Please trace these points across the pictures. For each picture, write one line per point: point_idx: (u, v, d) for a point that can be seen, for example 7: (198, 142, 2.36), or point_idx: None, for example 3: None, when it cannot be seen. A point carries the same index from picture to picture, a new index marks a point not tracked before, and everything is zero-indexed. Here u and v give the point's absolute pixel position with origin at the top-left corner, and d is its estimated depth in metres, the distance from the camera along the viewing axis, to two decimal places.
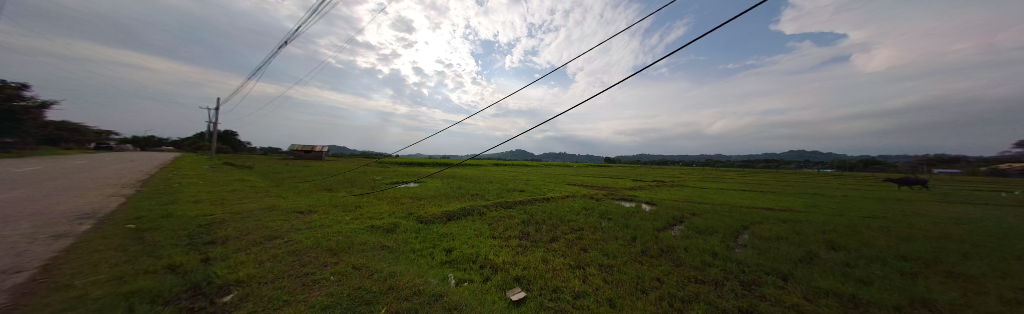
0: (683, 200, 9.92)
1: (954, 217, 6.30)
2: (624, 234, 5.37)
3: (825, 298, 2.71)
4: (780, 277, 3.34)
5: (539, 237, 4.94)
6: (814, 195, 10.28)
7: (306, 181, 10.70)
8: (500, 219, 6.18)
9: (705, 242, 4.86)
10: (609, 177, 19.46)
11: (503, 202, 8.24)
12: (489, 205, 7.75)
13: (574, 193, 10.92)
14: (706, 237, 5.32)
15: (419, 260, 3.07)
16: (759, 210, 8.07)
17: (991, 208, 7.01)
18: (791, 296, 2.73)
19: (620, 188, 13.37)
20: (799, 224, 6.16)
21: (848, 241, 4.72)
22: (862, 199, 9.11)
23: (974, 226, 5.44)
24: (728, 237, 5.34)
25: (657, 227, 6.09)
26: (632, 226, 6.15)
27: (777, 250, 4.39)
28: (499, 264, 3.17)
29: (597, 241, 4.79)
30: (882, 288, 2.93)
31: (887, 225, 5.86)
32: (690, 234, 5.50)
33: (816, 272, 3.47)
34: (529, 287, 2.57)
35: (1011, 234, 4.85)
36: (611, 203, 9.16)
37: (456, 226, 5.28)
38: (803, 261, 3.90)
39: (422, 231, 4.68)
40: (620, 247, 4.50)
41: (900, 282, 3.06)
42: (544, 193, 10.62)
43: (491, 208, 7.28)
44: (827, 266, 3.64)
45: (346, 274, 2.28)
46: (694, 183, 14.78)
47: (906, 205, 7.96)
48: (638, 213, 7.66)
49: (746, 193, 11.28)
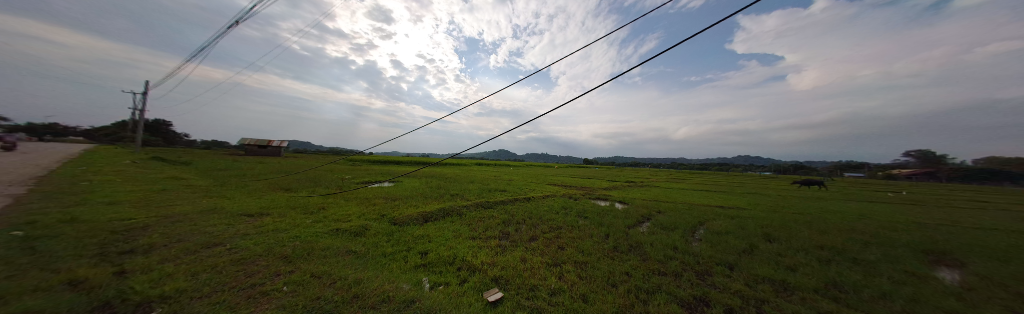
0: (651, 199, 10.79)
1: (852, 213, 7.77)
2: (598, 232, 5.70)
3: (759, 283, 3.17)
4: (726, 267, 3.82)
5: (517, 236, 5.02)
6: (755, 194, 11.88)
7: (261, 180, 9.54)
8: (479, 219, 6.15)
9: (667, 237, 5.35)
10: (587, 177, 20.37)
11: (483, 202, 8.20)
12: (468, 205, 7.64)
13: (552, 193, 11.29)
14: (669, 233, 5.85)
15: (390, 265, 2.92)
16: (713, 207, 9.10)
17: (877, 205, 8.78)
18: (734, 283, 3.14)
19: (596, 188, 14.10)
20: (742, 220, 7.08)
21: (778, 234, 5.55)
22: (790, 198, 10.76)
23: (866, 220, 6.76)
24: (687, 232, 5.94)
25: (628, 225, 6.56)
26: (605, 223, 6.53)
27: (725, 243, 4.99)
28: (476, 266, 3.16)
29: (572, 239, 5.00)
30: (800, 273, 3.51)
31: (807, 220, 7.00)
32: (656, 230, 6.01)
33: (753, 261, 4.03)
34: (505, 287, 2.60)
35: (888, 226, 6.13)
36: (587, 202, 9.65)
37: (431, 227, 5.14)
38: (744, 252, 4.50)
39: (395, 233, 4.47)
40: (593, 244, 4.76)
41: (812, 268, 3.69)
42: (524, 193, 10.78)
43: (470, 209, 7.22)
44: (762, 256, 4.25)
45: (303, 284, 2.09)
46: (659, 183, 16.22)
47: (820, 203, 9.62)
48: (611, 211, 8.18)
49: (702, 192, 12.64)
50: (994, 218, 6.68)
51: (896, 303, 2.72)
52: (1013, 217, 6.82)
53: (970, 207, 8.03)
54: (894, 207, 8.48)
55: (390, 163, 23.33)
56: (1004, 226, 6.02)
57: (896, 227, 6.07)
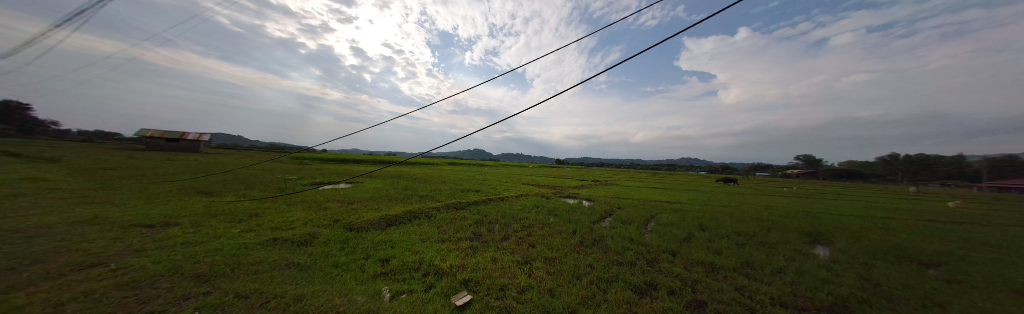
0: (613, 196, 11.87)
1: (759, 205, 9.74)
2: (567, 228, 6.05)
3: (693, 266, 3.77)
4: (670, 253, 4.43)
5: (489, 236, 5.00)
6: (694, 190, 14.00)
7: (168, 181, 7.64)
8: (450, 221, 5.95)
9: (625, 231, 5.97)
10: (557, 176, 21.37)
11: (454, 203, 7.95)
12: (438, 206, 7.32)
13: (525, 192, 11.55)
14: (627, 226, 6.53)
15: (344, 276, 2.62)
16: (662, 202, 10.43)
17: (775, 198, 11.15)
18: (676, 267, 3.68)
19: (566, 186, 14.90)
20: (683, 212, 8.29)
21: (708, 224, 6.65)
22: (718, 193, 12.97)
23: (768, 210, 8.54)
24: (641, 225, 6.70)
25: (593, 220, 7.11)
26: (573, 220, 6.97)
27: (670, 233, 5.79)
28: (444, 270, 3.06)
29: (543, 236, 5.21)
30: (723, 255, 4.28)
31: (729, 211, 8.54)
32: (616, 225, 6.64)
33: (690, 247, 4.76)
34: (475, 289, 2.58)
35: (781, 215, 7.85)
36: (558, 200, 10.14)
37: (395, 232, 4.77)
38: (683, 240, 5.29)
39: (352, 240, 4.03)
40: (562, 240, 5.03)
41: (731, 250, 4.54)
42: (498, 193, 10.77)
43: (440, 210, 6.92)
44: (697, 242, 5.05)
45: (226, 307, 1.74)
46: (620, 182, 17.92)
47: (739, 197, 11.79)
48: (579, 208, 8.75)
49: (654, 189, 14.36)
50: (843, 207, 9.06)
51: (783, 275, 3.51)
52: (854, 205, 9.35)
53: (831, 199, 10.76)
54: (785, 199, 10.89)
55: (349, 162, 20.94)
56: (848, 213, 8.22)
57: (786, 215, 7.81)
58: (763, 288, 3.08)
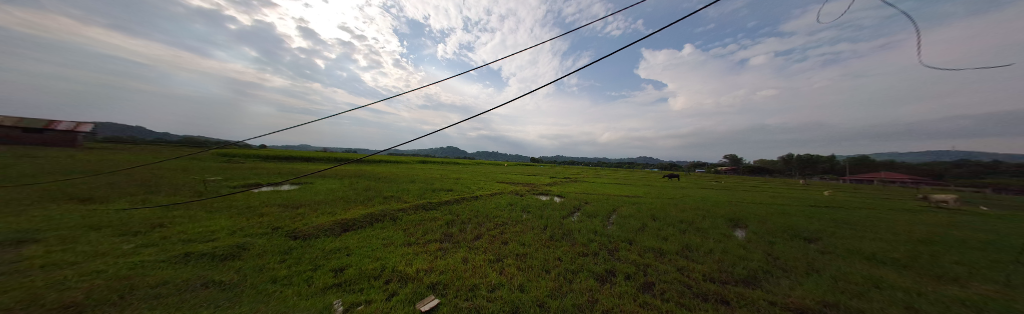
0: (582, 192, 12.64)
1: (698, 197, 11.43)
2: (539, 224, 6.24)
3: (647, 252, 4.25)
4: (628, 242, 4.91)
5: (461, 237, 4.84)
6: (649, 185, 15.77)
7: (14, 185, 5.62)
8: (417, 223, 5.57)
9: (592, 224, 6.41)
10: (531, 174, 21.86)
11: (423, 204, 7.48)
12: (405, 208, 6.79)
13: (499, 190, 11.53)
14: (593, 219, 7.03)
15: (284, 292, 2.23)
16: (623, 196, 11.49)
17: (710, 191, 13.24)
18: (632, 254, 4.09)
19: (539, 184, 15.35)
20: (640, 205, 9.26)
21: (659, 214, 7.56)
22: (667, 187, 14.85)
23: (704, 201, 10.09)
24: (604, 218, 7.27)
25: (563, 216, 7.48)
26: (545, 216, 7.21)
27: (629, 224, 6.41)
28: (409, 275, 2.85)
29: (516, 234, 5.27)
30: (669, 241, 4.92)
31: (675, 202, 9.84)
32: (584, 219, 7.11)
33: (644, 235, 5.35)
34: (443, 292, 2.46)
35: (714, 205, 9.33)
36: (531, 197, 10.37)
37: (352, 238, 4.27)
38: (639, 229, 5.92)
39: (297, 250, 3.49)
40: (534, 236, 5.15)
41: (676, 237, 5.23)
42: (471, 192, 10.51)
43: (407, 211, 6.45)
44: (650, 231, 5.70)
45: None
46: (588, 179, 19.19)
47: (683, 190, 13.69)
48: (550, 204, 9.12)
49: (616, 185, 15.73)
50: (756, 197, 11.19)
51: (713, 254, 4.19)
52: (763, 196, 11.61)
53: (748, 191, 13.21)
54: (717, 191, 13.02)
55: (295, 160, 18.11)
56: (759, 201, 10.17)
57: (718, 205, 9.31)
58: (698, 266, 3.63)
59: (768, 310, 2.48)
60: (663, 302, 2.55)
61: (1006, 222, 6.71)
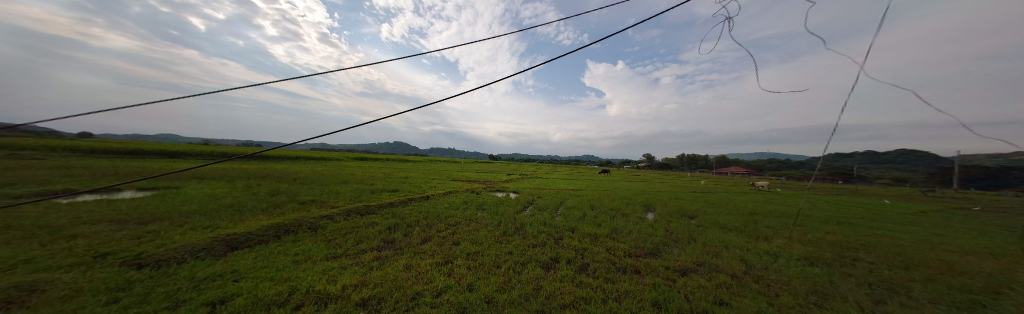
0: (535, 188, 13.53)
1: (624, 187, 13.94)
2: (492, 220, 6.39)
3: (584, 237, 5.01)
4: (571, 230, 5.63)
5: (404, 242, 4.43)
6: (589, 179, 18.19)
7: None
8: (350, 231, 4.81)
9: (542, 216, 7.02)
10: (487, 171, 21.90)
11: (359, 208, 6.50)
12: (332, 214, 5.72)
13: (452, 188, 11.09)
14: (543, 212, 7.70)
15: None
16: (569, 190, 12.91)
17: (633, 182, 16.31)
18: (573, 241, 4.73)
19: (495, 180, 15.56)
20: (582, 197, 10.62)
21: (596, 204, 8.89)
22: (603, 180, 17.48)
23: (628, 191, 12.42)
24: (552, 210, 8.01)
25: (516, 210, 7.86)
26: (499, 212, 7.39)
27: (572, 214, 7.32)
28: (331, 295, 2.36)
29: (469, 233, 5.23)
30: (602, 226, 5.92)
31: (609, 193, 11.71)
32: (535, 212, 7.70)
33: (583, 222, 6.26)
34: (378, 307, 2.16)
35: (634, 194, 11.62)
36: (487, 194, 10.43)
37: (248, 258, 3.30)
38: (580, 218, 6.84)
39: (143, 281, 2.42)
40: (485, 233, 5.21)
41: (606, 222, 6.30)
42: (421, 191, 9.75)
43: (337, 219, 5.47)
44: (588, 219, 6.66)
45: None
46: (540, 175, 20.63)
47: (614, 183, 16.39)
48: (505, 200, 9.43)
49: (564, 180, 17.49)
50: (662, 187, 14.47)
51: (629, 234, 5.29)
52: (667, 185, 15.12)
53: (657, 182, 16.90)
54: (637, 183, 16.15)
55: (147, 156, 12.65)
56: (663, 190, 13.24)
57: (637, 194, 11.62)
58: (619, 245, 4.53)
59: (664, 273, 3.32)
60: (595, 280, 3.06)
61: (783, 198, 10.82)
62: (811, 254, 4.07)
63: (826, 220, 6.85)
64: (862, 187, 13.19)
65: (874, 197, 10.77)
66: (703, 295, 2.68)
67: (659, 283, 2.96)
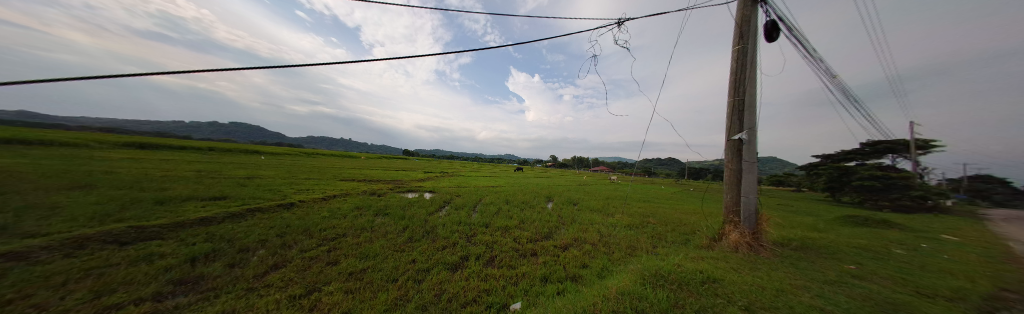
0: (454, 186, 13.14)
1: (532, 183, 16.35)
2: (397, 226, 5.22)
3: (498, 231, 5.57)
4: (486, 225, 6.03)
5: (227, 277, 2.40)
6: (505, 176, 19.81)
7: None
8: (80, 278, 2.16)
9: (458, 215, 6.92)
10: (395, 169, 18.93)
11: (111, 233, 3.30)
12: (31, 250, 2.64)
13: (341, 191, 8.63)
14: (460, 211, 7.61)
15: None
16: (488, 187, 13.60)
17: (540, 179, 19.37)
18: (484, 236, 5.09)
19: (407, 180, 13.71)
20: (500, 193, 11.52)
21: (511, 199, 9.94)
22: (517, 177, 19.58)
23: (536, 186, 14.70)
24: (470, 208, 8.08)
25: (429, 212, 7.02)
26: (407, 215, 6.20)
27: (489, 210, 7.82)
28: None
29: (360, 246, 3.77)
30: (513, 219, 6.78)
31: (521, 189, 13.31)
32: (452, 211, 7.44)
33: (498, 217, 6.90)
34: None
35: (541, 188, 13.88)
36: (394, 196, 8.87)
37: None
38: (495, 213, 7.45)
39: None
40: (384, 243, 4.02)
41: (516, 215, 7.24)
42: (285, 196, 6.83)
43: (48, 257, 2.52)
44: (503, 213, 7.36)
45: None
46: (460, 172, 20.29)
47: (526, 179, 18.81)
48: (417, 201, 8.43)
49: (483, 177, 18.10)
50: (558, 181, 18.22)
51: (531, 223, 6.44)
52: (562, 180, 19.16)
53: (556, 177, 21.02)
54: (543, 179, 19.35)
55: None
56: (560, 184, 16.73)
57: (542, 188, 14.00)
58: (523, 233, 5.41)
59: (552, 251, 4.38)
60: (498, 268, 3.50)
61: (622, 187, 16.62)
62: (629, 223, 6.65)
63: (639, 200, 11.24)
64: (651, 179, 22.49)
65: (657, 185, 18.69)
66: (574, 262, 3.81)
67: (548, 259, 3.92)
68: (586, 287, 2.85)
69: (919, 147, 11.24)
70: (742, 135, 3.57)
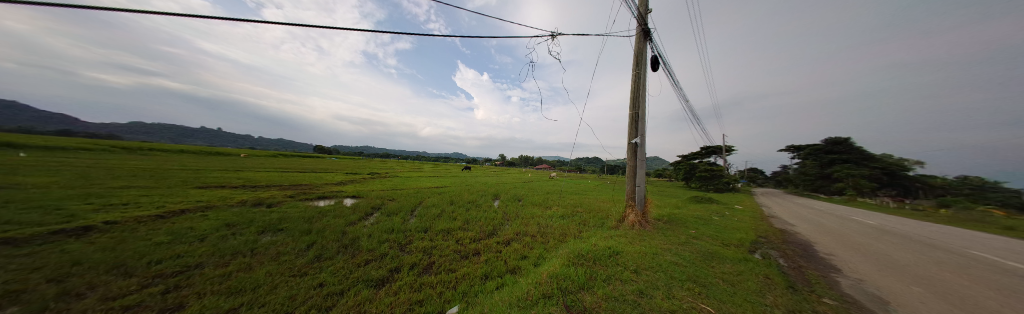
0: (387, 189, 11.28)
1: (479, 182, 16.04)
2: (298, 243, 3.72)
3: (440, 234, 5.09)
4: (425, 230, 5.39)
5: None
6: (450, 176, 18.56)
7: None
8: None
9: (391, 222, 5.76)
10: (301, 171, 14.77)
11: None
12: None
13: (199, 204, 5.72)
14: (394, 217, 6.40)
15: None
16: (431, 188, 12.43)
17: (487, 177, 19.24)
18: (422, 242, 4.42)
19: (319, 184, 10.88)
20: (444, 194, 10.74)
21: (456, 200, 9.42)
22: (462, 177, 18.74)
23: (484, 185, 14.52)
24: (406, 213, 6.98)
25: (350, 222, 5.50)
26: (316, 229, 4.59)
27: (430, 213, 7.10)
28: None
29: (231, 278, 2.40)
30: (456, 220, 6.44)
31: (468, 189, 12.83)
32: (383, 218, 6.16)
33: (439, 220, 6.34)
34: None
35: (489, 187, 13.78)
36: (296, 205, 6.65)
37: None
38: (437, 216, 6.85)
39: None
40: (270, 271, 2.65)
41: (460, 216, 6.88)
42: (70, 220, 3.91)
43: None
44: (446, 216, 6.85)
45: None
46: (395, 173, 17.67)
47: (472, 178, 18.25)
48: (332, 210, 6.53)
49: (424, 178, 16.39)
50: (505, 179, 18.64)
51: (475, 222, 6.32)
52: (507, 178, 19.70)
53: (502, 176, 21.41)
54: (490, 178, 19.32)
55: None
56: (506, 182, 17.16)
57: (489, 187, 13.94)
58: (467, 234, 5.19)
59: (495, 247, 4.42)
60: (437, 275, 3.03)
61: (559, 182, 18.72)
62: (564, 214, 7.49)
63: (573, 193, 12.88)
64: (581, 175, 26.19)
65: (588, 180, 22.07)
66: (514, 255, 3.98)
67: (490, 256, 3.89)
68: (523, 277, 3.01)
69: (727, 150, 17.66)
70: (637, 140, 4.91)
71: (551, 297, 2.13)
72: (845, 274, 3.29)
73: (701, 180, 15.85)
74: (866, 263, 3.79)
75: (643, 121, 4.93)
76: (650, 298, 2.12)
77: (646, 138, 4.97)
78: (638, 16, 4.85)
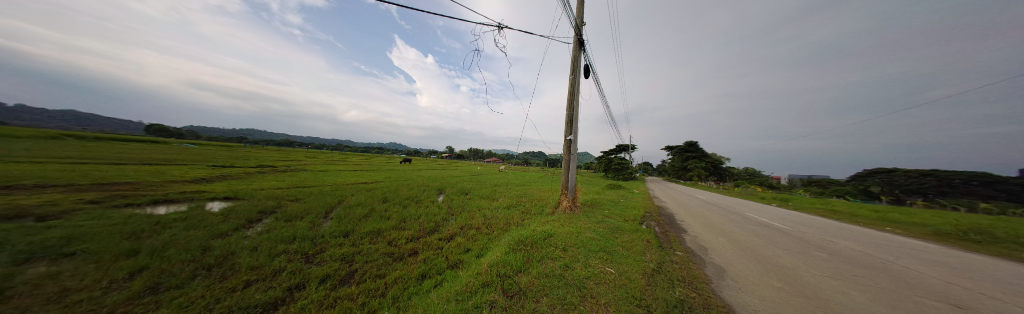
0: (288, 186, 8.68)
1: (419, 176, 14.60)
2: (107, 271, 2.31)
3: (363, 237, 4.26)
4: (345, 234, 4.39)
5: None
6: (381, 169, 16.05)
7: None
8: None
9: (291, 228, 4.41)
10: (116, 162, 9.46)
11: None
12: None
13: None
14: (296, 222, 4.93)
15: None
16: (355, 184, 10.35)
17: (429, 170, 17.76)
18: (338, 249, 3.55)
19: (161, 182, 7.31)
20: (373, 191, 9.16)
21: (390, 197, 8.20)
22: (399, 170, 16.56)
23: (425, 179, 13.30)
24: (318, 216, 5.51)
25: (219, 232, 3.90)
26: (146, 247, 2.98)
27: (352, 214, 5.87)
28: None
29: None
30: (388, 219, 5.60)
31: (405, 184, 11.34)
32: (278, 224, 4.65)
33: (365, 221, 5.32)
34: None
35: (430, 181, 12.69)
36: (106, 214, 4.22)
37: None
38: (363, 216, 5.74)
39: None
40: None
41: (393, 215, 6.01)
42: None
43: None
44: (374, 216, 5.83)
45: None
46: (301, 166, 13.75)
47: (410, 171, 16.41)
48: (185, 218, 4.45)
49: (345, 172, 13.52)
50: (450, 173, 17.73)
51: (411, 220, 5.66)
52: (452, 171, 18.78)
53: (446, 169, 20.24)
54: (433, 171, 17.94)
55: None
56: (451, 175, 16.34)
57: (432, 181, 12.83)
58: (399, 234, 4.54)
59: (435, 244, 4.05)
60: (359, 285, 2.47)
61: (505, 174, 19.31)
62: (510, 205, 7.71)
63: (518, 185, 13.52)
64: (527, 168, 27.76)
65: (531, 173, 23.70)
66: (456, 250, 3.76)
67: (428, 254, 3.52)
68: (463, 271, 2.86)
69: (632, 149, 22.46)
70: (572, 137, 5.48)
71: (490, 284, 2.08)
72: (690, 233, 4.72)
73: (616, 171, 19.61)
74: (700, 225, 5.55)
75: (577, 119, 5.52)
76: (574, 269, 2.38)
77: (579, 135, 5.62)
78: (576, 26, 5.35)
